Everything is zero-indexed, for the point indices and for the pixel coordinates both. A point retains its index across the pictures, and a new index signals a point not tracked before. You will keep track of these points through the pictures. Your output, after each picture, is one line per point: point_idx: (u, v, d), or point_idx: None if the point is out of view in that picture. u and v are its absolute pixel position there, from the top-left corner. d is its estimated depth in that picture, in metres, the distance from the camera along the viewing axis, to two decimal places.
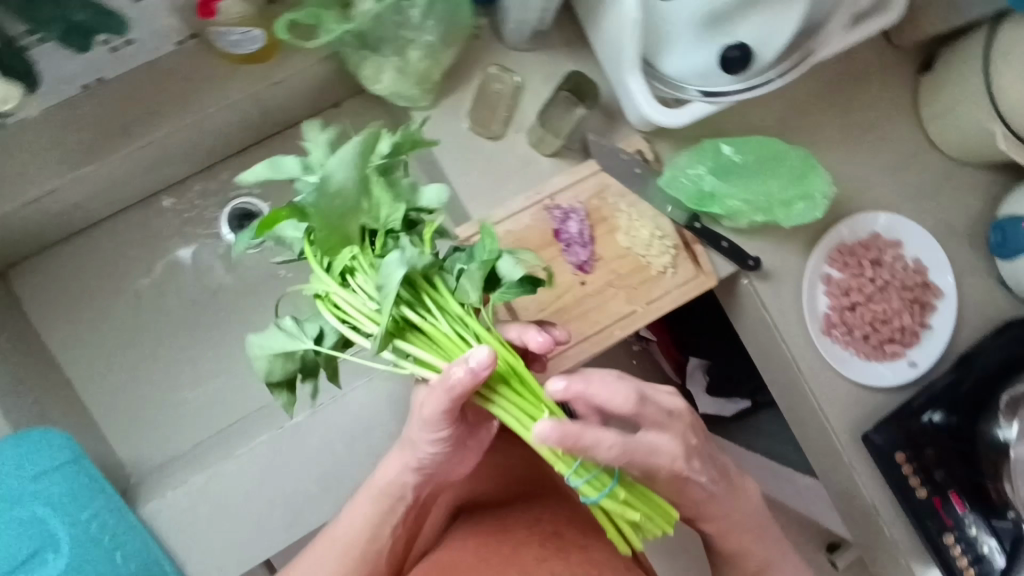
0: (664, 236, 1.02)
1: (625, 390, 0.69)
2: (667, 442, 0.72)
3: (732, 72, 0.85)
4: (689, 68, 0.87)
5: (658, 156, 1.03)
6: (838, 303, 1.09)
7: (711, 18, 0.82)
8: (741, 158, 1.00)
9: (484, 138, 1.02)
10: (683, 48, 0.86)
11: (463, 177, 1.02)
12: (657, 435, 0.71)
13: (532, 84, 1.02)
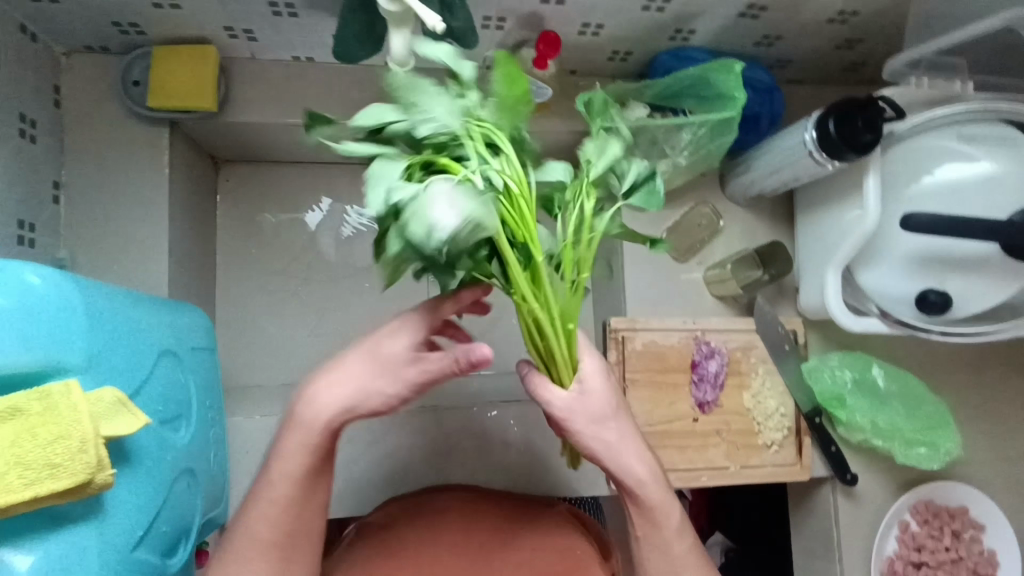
0: (784, 415, 1.07)
1: (598, 364, 0.73)
2: (611, 433, 0.73)
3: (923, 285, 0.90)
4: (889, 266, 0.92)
5: (808, 342, 1.10)
6: (905, 555, 1.07)
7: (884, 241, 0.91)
8: (887, 385, 1.05)
9: (671, 256, 1.11)
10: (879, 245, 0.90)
11: (637, 279, 1.09)
12: (585, 389, 0.72)
13: (731, 232, 1.12)
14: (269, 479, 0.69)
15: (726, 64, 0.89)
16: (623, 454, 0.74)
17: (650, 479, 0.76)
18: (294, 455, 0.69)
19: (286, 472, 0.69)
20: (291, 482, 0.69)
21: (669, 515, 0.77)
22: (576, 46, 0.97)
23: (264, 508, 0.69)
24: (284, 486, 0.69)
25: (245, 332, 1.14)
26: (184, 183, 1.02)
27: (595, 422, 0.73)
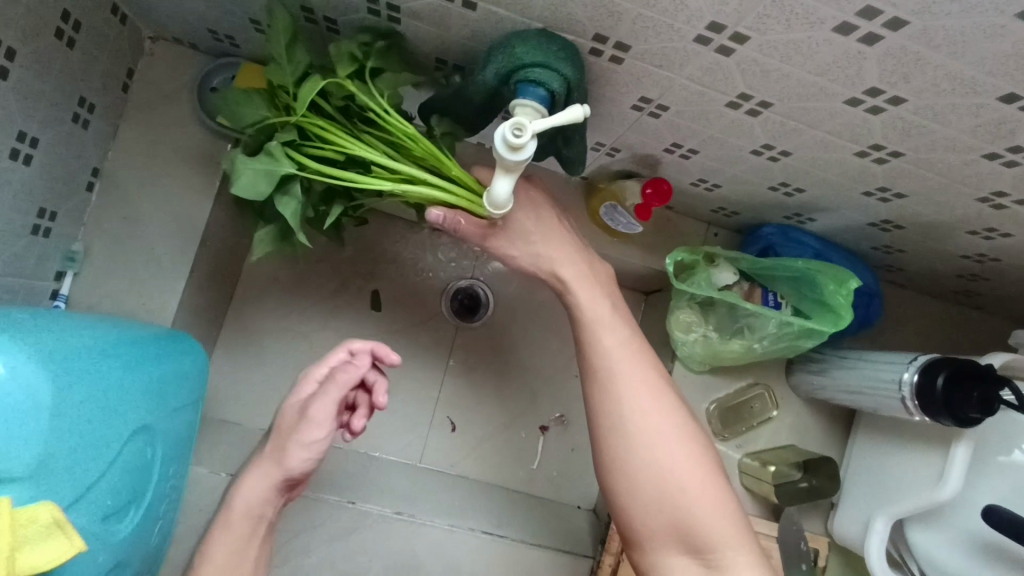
0: None
1: (526, 196, 0.73)
2: (569, 271, 0.74)
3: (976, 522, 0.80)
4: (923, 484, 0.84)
5: (827, 567, 1.00)
6: None
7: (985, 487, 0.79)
8: None
9: (711, 429, 1.00)
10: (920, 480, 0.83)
11: None
12: (511, 228, 0.72)
13: (781, 424, 1.02)
14: (253, 471, 0.77)
15: (842, 276, 0.80)
16: (552, 254, 0.74)
17: (582, 287, 0.74)
18: (270, 467, 0.76)
19: (268, 476, 0.76)
20: (263, 501, 0.76)
21: (648, 398, 0.69)
22: (682, 192, 0.88)
23: (273, 456, 0.77)
24: (269, 479, 0.76)
25: (243, 361, 1.05)
26: (229, 200, 0.95)
27: (551, 254, 0.74)
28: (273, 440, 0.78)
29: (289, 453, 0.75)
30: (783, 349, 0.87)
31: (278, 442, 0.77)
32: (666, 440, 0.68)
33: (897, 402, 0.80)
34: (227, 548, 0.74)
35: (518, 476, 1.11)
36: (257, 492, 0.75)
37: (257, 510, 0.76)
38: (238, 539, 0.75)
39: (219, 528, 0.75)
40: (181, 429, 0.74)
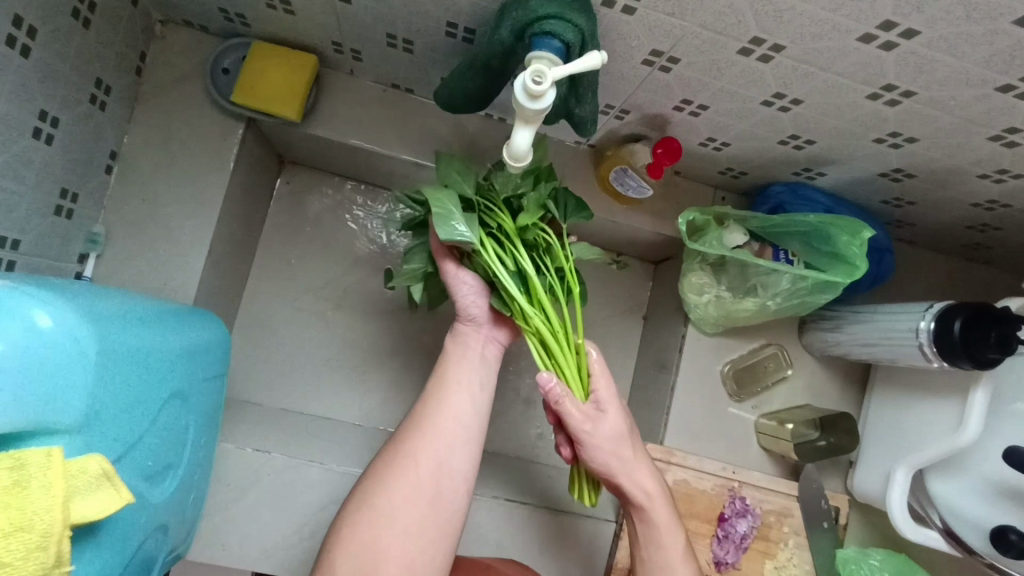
0: None
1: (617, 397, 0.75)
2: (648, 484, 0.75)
3: (1001, 464, 0.79)
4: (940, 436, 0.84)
5: (847, 524, 1.00)
6: None
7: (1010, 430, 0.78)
8: None
9: (726, 391, 1.01)
10: (939, 426, 0.84)
11: (686, 407, 1.00)
12: (603, 417, 0.73)
13: (797, 384, 1.02)
14: (432, 400, 0.72)
15: (855, 226, 0.80)
16: (635, 472, 0.75)
17: (655, 498, 0.76)
18: (454, 393, 0.72)
19: (453, 398, 0.72)
20: (438, 438, 0.69)
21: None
22: (692, 154, 0.89)
23: (462, 358, 0.76)
24: (447, 418, 0.70)
25: (262, 344, 1.06)
26: (242, 181, 0.96)
27: (619, 448, 0.74)
28: (443, 360, 0.77)
29: (456, 368, 0.74)
30: (798, 304, 0.88)
31: (461, 348, 0.77)
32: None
33: (916, 350, 0.81)
34: (410, 492, 0.66)
35: (537, 448, 1.12)
36: (439, 450, 0.69)
37: (442, 460, 0.68)
38: (435, 474, 0.67)
39: (376, 471, 0.68)
40: (210, 398, 0.75)
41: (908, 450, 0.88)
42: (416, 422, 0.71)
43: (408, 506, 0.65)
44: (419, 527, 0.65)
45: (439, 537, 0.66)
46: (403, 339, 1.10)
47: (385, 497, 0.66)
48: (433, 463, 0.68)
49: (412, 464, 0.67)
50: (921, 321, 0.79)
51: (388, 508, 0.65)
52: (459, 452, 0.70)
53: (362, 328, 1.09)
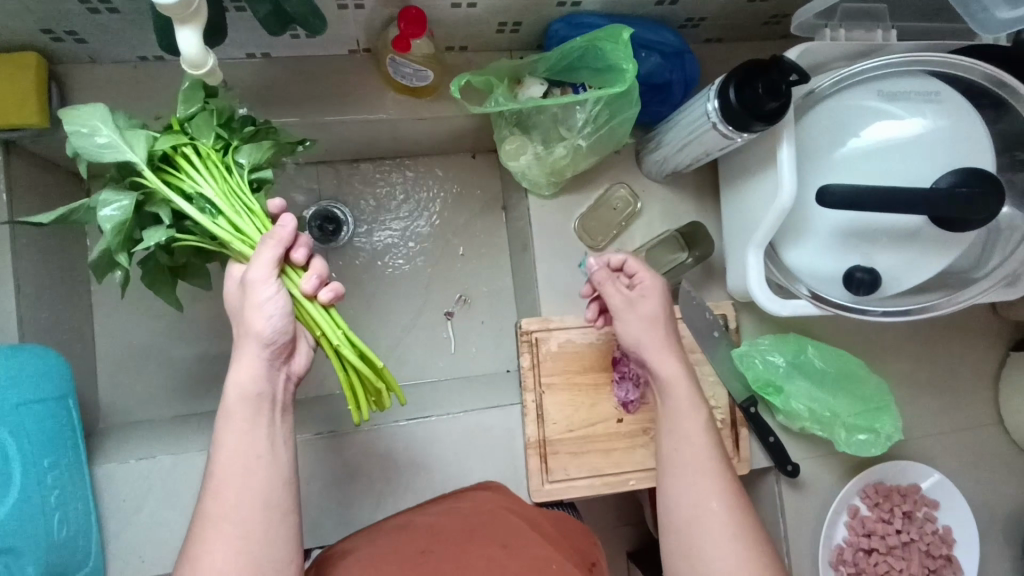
0: (717, 407, 1.00)
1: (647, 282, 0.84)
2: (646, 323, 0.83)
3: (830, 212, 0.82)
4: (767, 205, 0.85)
5: (741, 328, 1.02)
6: (855, 542, 0.97)
7: (830, 176, 0.82)
8: (824, 364, 0.96)
9: (586, 246, 1.01)
10: (766, 196, 0.85)
11: (555, 272, 1.00)
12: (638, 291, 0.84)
13: (653, 214, 1.03)
14: (208, 525, 0.61)
15: (614, 31, 0.79)
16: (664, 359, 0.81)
17: (694, 394, 0.79)
18: (232, 483, 0.62)
19: (235, 482, 0.62)
20: (231, 536, 0.60)
21: (699, 443, 0.77)
22: (457, 20, 0.86)
23: (241, 427, 0.64)
24: (251, 513, 0.61)
25: (131, 361, 1.04)
26: (31, 207, 0.90)
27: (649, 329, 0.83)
28: (213, 471, 0.63)
29: (232, 437, 0.63)
30: (608, 130, 0.87)
31: (229, 419, 0.64)
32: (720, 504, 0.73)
33: (717, 136, 0.80)
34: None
35: (443, 367, 1.12)
36: (229, 552, 0.59)
37: (254, 559, 0.60)
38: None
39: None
40: (40, 423, 0.73)
41: (752, 234, 0.89)
42: (203, 518, 0.61)
43: None
44: None
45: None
46: None
47: None
48: (242, 560, 0.59)
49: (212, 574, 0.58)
50: (704, 104, 0.79)
51: None
52: (279, 547, 0.61)
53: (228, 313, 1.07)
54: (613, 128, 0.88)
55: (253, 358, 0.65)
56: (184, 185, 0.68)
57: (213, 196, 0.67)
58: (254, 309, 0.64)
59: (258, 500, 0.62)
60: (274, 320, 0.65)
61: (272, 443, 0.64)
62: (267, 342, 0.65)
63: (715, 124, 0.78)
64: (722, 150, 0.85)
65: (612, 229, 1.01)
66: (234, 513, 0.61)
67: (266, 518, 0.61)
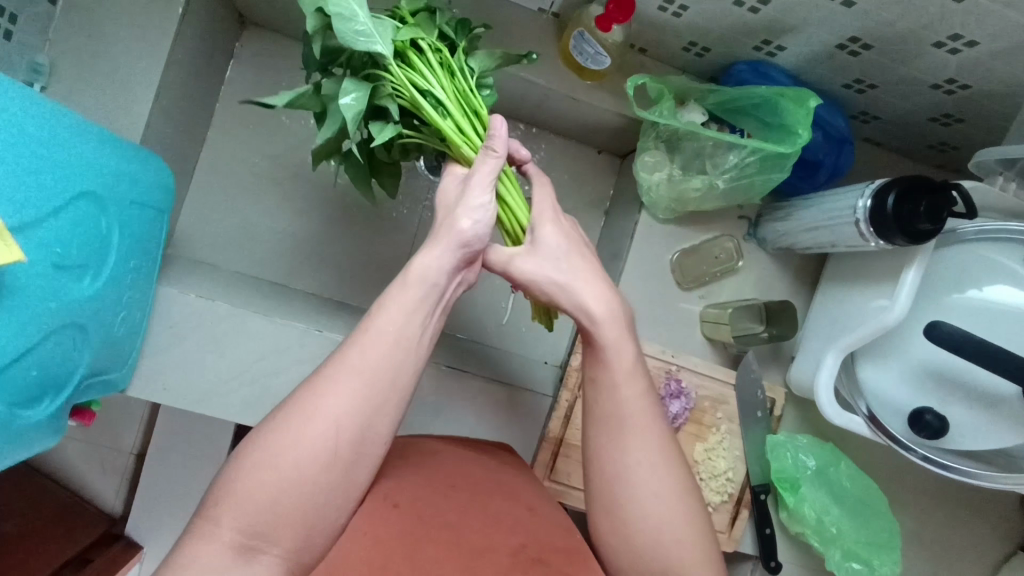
0: (730, 481, 0.98)
1: (557, 225, 0.69)
2: (598, 308, 0.65)
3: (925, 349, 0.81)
4: (866, 315, 0.85)
5: (782, 416, 1.02)
6: None
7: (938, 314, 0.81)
8: (850, 486, 0.95)
9: (675, 280, 1.02)
10: (870, 307, 0.85)
11: (634, 292, 1.00)
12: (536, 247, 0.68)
13: (747, 277, 1.03)
14: (329, 373, 0.57)
15: (802, 95, 0.78)
16: (599, 325, 0.65)
17: (631, 384, 0.65)
18: (368, 342, 0.58)
19: (372, 345, 0.58)
20: (351, 389, 0.56)
21: (643, 451, 0.63)
22: (652, 23, 0.86)
23: (401, 293, 0.60)
24: (372, 380, 0.57)
25: (218, 206, 1.07)
26: (196, 31, 0.93)
27: (556, 273, 0.66)
28: (359, 330, 0.59)
29: (391, 298, 0.60)
30: (750, 183, 0.87)
31: (400, 289, 0.60)
32: (655, 477, 0.63)
33: (853, 232, 0.80)
34: (314, 449, 0.54)
35: (488, 333, 1.13)
36: (346, 404, 0.56)
37: (360, 421, 0.56)
38: (335, 438, 0.55)
39: (278, 413, 0.56)
40: (141, 225, 0.75)
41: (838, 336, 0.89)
42: (326, 364, 0.58)
43: (298, 456, 0.54)
44: (312, 471, 0.54)
45: (336, 514, 0.56)
46: (364, 213, 1.11)
47: (281, 444, 0.54)
48: (337, 419, 0.55)
49: (319, 417, 0.55)
50: (853, 197, 0.79)
51: (270, 467, 0.53)
52: (381, 421, 0.57)
53: (319, 199, 1.10)
54: (755, 183, 0.87)
55: (450, 244, 0.63)
56: (421, 83, 0.69)
57: (445, 93, 0.70)
58: (468, 204, 0.64)
59: (382, 364, 0.58)
60: (483, 219, 0.64)
61: (416, 324, 0.60)
62: (466, 242, 0.63)
63: (856, 222, 0.78)
64: (848, 249, 0.85)
65: (705, 276, 1.02)
66: (357, 375, 0.57)
67: (384, 394, 0.57)
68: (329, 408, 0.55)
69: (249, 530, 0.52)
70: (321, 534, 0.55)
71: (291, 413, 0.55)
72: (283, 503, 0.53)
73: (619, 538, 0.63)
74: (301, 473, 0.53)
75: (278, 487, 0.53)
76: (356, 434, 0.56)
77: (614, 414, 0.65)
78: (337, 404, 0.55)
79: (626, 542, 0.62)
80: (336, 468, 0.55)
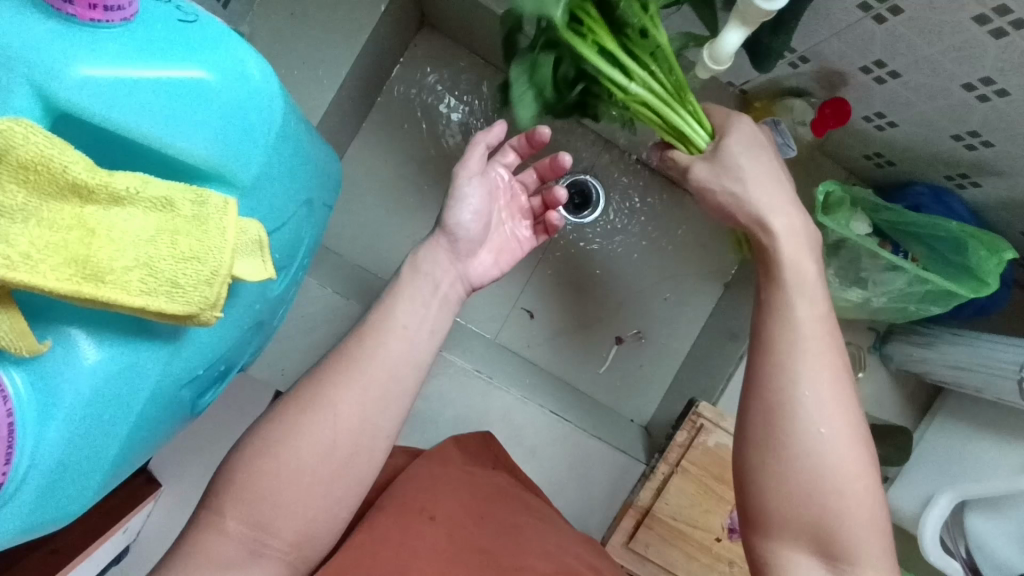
0: None
1: (757, 155, 0.64)
2: (778, 222, 0.61)
3: None
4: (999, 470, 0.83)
5: None
6: None
7: None
8: None
9: None
10: (1004, 462, 0.83)
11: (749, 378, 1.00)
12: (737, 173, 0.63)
13: (861, 389, 1.02)
14: (345, 359, 0.59)
15: (996, 244, 0.77)
16: (774, 219, 0.61)
17: (820, 314, 0.59)
18: (382, 342, 0.60)
19: (374, 349, 0.60)
20: (363, 387, 0.58)
21: (822, 388, 0.56)
22: (850, 128, 0.85)
23: (409, 298, 0.64)
24: (379, 373, 0.59)
25: (354, 195, 1.07)
26: (387, 26, 0.93)
27: (773, 201, 0.62)
28: (337, 350, 0.60)
29: (402, 307, 0.63)
30: (906, 309, 0.86)
31: (407, 290, 0.64)
32: (833, 443, 0.55)
33: (1010, 388, 0.79)
34: (321, 442, 0.56)
35: (584, 378, 1.13)
36: (354, 403, 0.57)
37: (367, 415, 0.57)
38: (352, 426, 0.57)
39: (289, 403, 0.57)
40: (321, 222, 0.75)
41: (959, 479, 0.87)
42: (336, 356, 0.59)
43: (317, 451, 0.55)
44: (326, 468, 0.56)
45: (336, 509, 0.57)
46: None
47: (302, 431, 0.56)
48: (356, 412, 0.57)
49: (327, 411, 0.56)
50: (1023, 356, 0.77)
51: (290, 468, 0.55)
52: (388, 415, 0.59)
53: None
54: (910, 310, 0.87)
55: (391, 309, 0.63)
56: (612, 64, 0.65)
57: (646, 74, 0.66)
58: (452, 217, 0.67)
59: (405, 363, 0.60)
60: (462, 223, 0.68)
61: (391, 358, 0.60)
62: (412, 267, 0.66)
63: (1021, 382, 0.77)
64: (994, 400, 0.83)
65: None
66: (370, 368, 0.59)
67: (388, 396, 0.59)
68: (342, 398, 0.57)
69: (249, 520, 0.54)
70: (323, 532, 0.57)
71: (308, 399, 0.57)
72: (300, 485, 0.55)
73: (774, 472, 0.55)
74: (304, 471, 0.55)
75: (310, 478, 0.55)
76: (370, 430, 0.58)
77: (795, 334, 0.57)
78: (353, 401, 0.57)
79: (779, 472, 0.55)
80: (349, 461, 0.57)
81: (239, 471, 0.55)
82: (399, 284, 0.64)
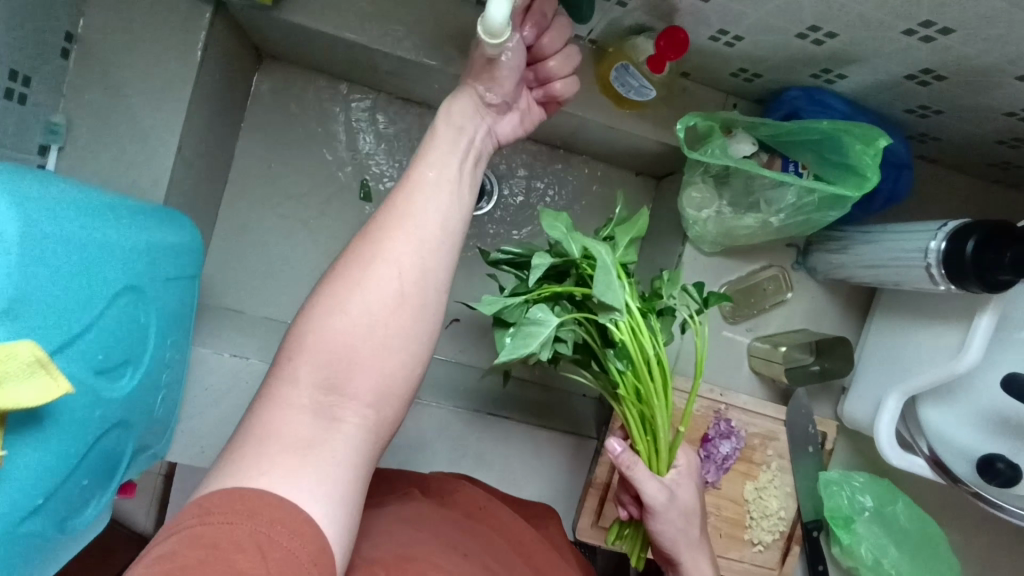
0: (782, 519, 0.96)
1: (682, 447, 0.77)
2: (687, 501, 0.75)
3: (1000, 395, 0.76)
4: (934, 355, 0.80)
5: (834, 450, 0.98)
6: None
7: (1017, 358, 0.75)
8: (907, 523, 0.92)
9: (721, 313, 0.98)
10: (937, 345, 0.80)
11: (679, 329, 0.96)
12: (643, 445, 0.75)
13: (796, 308, 0.99)
14: (393, 208, 0.56)
15: (871, 133, 0.73)
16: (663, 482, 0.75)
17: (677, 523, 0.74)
18: (424, 187, 0.57)
19: (421, 196, 0.57)
20: (419, 239, 0.55)
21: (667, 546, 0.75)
22: (703, 52, 0.80)
23: (443, 145, 0.61)
24: (429, 220, 0.56)
25: (243, 248, 1.03)
26: (215, 71, 0.88)
27: (686, 520, 0.74)
28: (387, 202, 0.57)
29: (434, 154, 0.60)
30: (805, 221, 0.82)
31: (436, 136, 0.61)
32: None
33: (921, 274, 0.75)
34: (382, 300, 0.53)
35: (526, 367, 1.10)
36: (410, 250, 0.54)
37: (424, 258, 0.55)
38: (413, 276, 0.54)
39: (335, 268, 0.54)
40: (174, 299, 0.72)
41: (902, 376, 0.84)
42: (381, 212, 0.56)
43: (380, 309, 0.53)
44: (386, 334, 0.53)
45: (405, 377, 0.54)
46: None
47: (353, 296, 0.52)
48: (415, 263, 0.55)
49: (388, 262, 0.54)
50: (925, 237, 0.74)
51: (343, 338, 0.51)
52: (443, 268, 0.56)
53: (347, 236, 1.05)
54: (810, 221, 0.83)
55: (439, 159, 0.60)
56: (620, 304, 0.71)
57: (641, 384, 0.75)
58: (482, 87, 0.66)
59: (441, 225, 0.57)
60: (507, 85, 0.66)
61: (444, 206, 0.57)
62: (452, 130, 0.63)
63: (928, 263, 0.73)
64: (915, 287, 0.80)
65: (754, 309, 0.98)
66: (423, 216, 0.56)
67: (447, 242, 0.57)
68: (399, 252, 0.54)
69: (322, 389, 0.51)
70: (396, 393, 0.54)
71: (363, 254, 0.54)
72: (354, 361, 0.52)
73: None
74: (353, 341, 0.52)
75: (367, 362, 0.52)
76: (423, 288, 0.55)
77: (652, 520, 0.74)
78: (418, 257, 0.55)
79: None
80: (406, 336, 0.54)
81: (293, 345, 0.52)
82: (431, 135, 0.61)
